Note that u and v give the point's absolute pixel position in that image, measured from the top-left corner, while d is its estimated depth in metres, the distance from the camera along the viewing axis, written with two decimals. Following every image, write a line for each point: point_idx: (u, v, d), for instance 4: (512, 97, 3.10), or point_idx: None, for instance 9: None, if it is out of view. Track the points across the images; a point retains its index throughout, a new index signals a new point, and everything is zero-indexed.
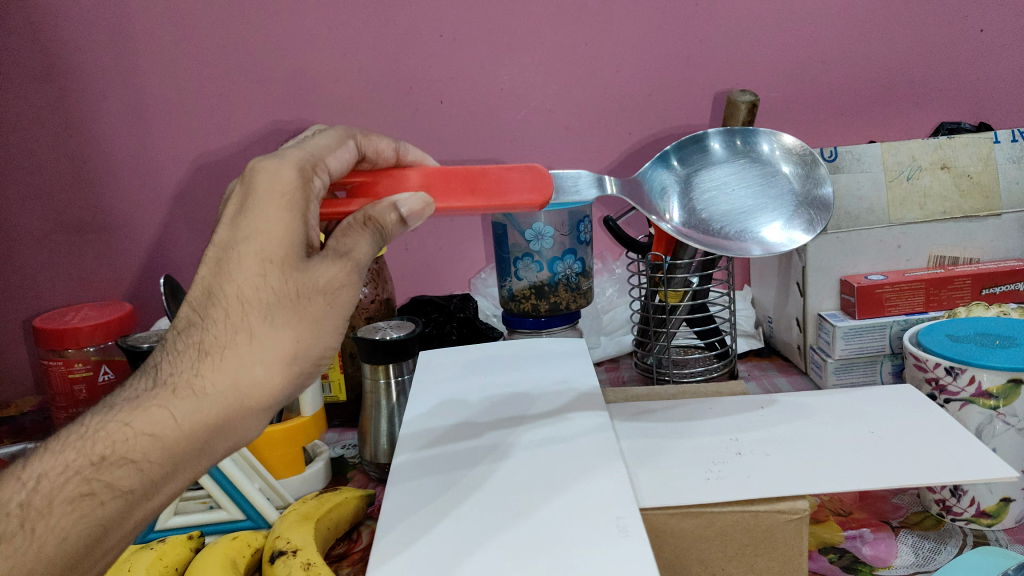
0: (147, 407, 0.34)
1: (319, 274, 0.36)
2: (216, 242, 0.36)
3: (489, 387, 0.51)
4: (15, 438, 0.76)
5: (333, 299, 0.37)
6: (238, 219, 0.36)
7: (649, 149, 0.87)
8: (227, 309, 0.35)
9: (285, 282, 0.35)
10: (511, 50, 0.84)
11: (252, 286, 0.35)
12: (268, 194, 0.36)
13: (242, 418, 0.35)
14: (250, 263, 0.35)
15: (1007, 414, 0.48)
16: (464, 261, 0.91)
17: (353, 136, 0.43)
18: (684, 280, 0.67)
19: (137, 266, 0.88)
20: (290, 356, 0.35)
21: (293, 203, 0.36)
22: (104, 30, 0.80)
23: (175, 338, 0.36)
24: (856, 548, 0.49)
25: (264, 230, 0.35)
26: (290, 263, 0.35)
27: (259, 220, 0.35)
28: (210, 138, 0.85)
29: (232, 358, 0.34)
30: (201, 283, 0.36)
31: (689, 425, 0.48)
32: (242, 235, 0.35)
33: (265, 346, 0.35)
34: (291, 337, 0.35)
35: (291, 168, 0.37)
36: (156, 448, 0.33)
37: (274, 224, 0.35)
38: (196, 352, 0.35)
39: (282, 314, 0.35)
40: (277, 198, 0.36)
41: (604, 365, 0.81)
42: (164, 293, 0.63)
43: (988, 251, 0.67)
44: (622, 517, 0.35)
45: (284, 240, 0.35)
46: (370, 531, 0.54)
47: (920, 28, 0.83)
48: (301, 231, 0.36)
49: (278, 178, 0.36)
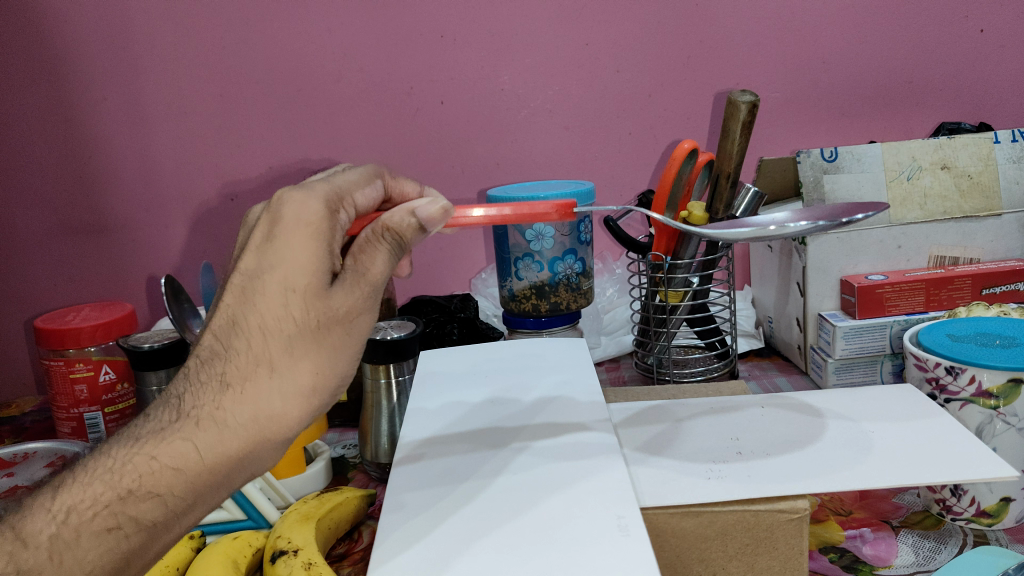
0: (169, 440, 0.33)
1: (340, 302, 0.35)
2: (242, 268, 0.36)
3: (490, 387, 0.51)
4: (16, 440, 0.76)
5: (352, 329, 0.36)
6: (265, 248, 0.35)
7: (648, 148, 0.88)
8: (249, 341, 0.34)
9: (306, 313, 0.34)
10: (511, 50, 0.84)
11: (274, 318, 0.34)
12: (293, 223, 0.35)
13: (261, 451, 0.34)
14: (273, 293, 0.34)
15: (1007, 413, 0.48)
16: (464, 261, 0.91)
17: (380, 176, 0.44)
18: (684, 280, 0.67)
19: (139, 267, 0.88)
20: (307, 389, 0.35)
21: (319, 233, 0.35)
22: (106, 32, 0.80)
23: (197, 367, 0.35)
24: (856, 547, 0.49)
25: (288, 260, 0.34)
26: (312, 292, 0.34)
27: (283, 249, 0.35)
28: (212, 139, 0.85)
29: (253, 390, 0.34)
30: (225, 311, 0.35)
31: (691, 426, 0.48)
32: (267, 264, 0.35)
33: (285, 378, 0.34)
34: (309, 370, 0.35)
35: (316, 198, 0.36)
36: (178, 483, 0.33)
37: (298, 253, 0.35)
38: (218, 383, 0.34)
39: (302, 346, 0.34)
40: (303, 228, 0.35)
41: (604, 365, 0.81)
42: (165, 294, 0.63)
43: (989, 250, 0.67)
44: (622, 516, 0.35)
45: (308, 268, 0.35)
46: (370, 531, 0.54)
47: (920, 28, 0.83)
48: (325, 258, 0.35)
49: (305, 209, 0.35)
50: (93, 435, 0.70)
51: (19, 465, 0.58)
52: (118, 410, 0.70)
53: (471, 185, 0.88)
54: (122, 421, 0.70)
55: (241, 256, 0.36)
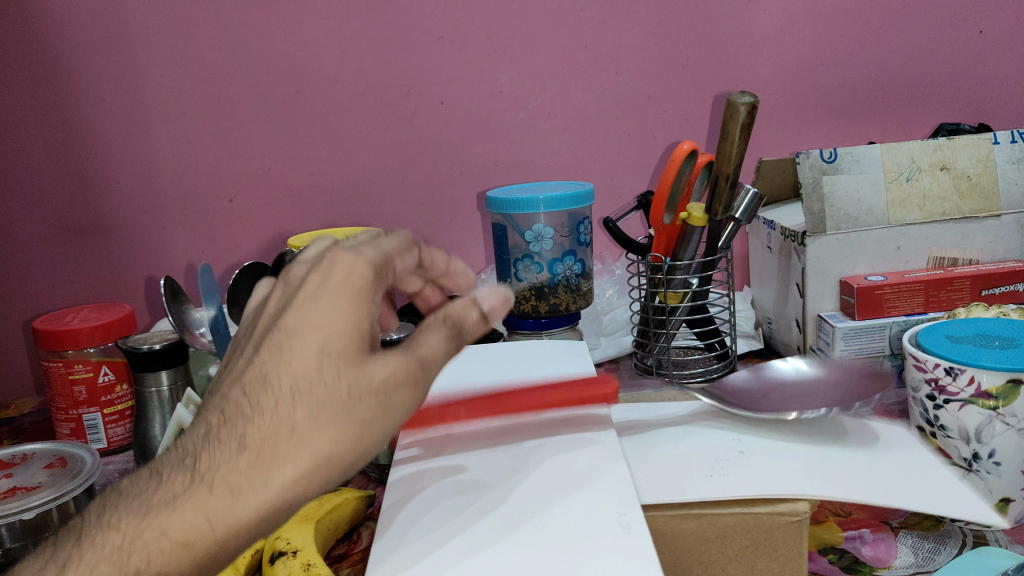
0: (182, 506, 0.33)
1: (372, 369, 0.36)
2: (280, 328, 0.37)
3: (492, 387, 0.51)
4: (15, 441, 0.76)
5: (379, 399, 0.36)
6: (306, 309, 0.36)
7: (648, 150, 0.88)
8: (278, 399, 0.34)
9: (339, 375, 0.35)
10: (511, 52, 0.84)
11: (307, 378, 0.34)
12: (339, 287, 0.37)
13: (271, 522, 0.34)
14: (310, 353, 0.35)
15: (1006, 414, 0.48)
16: (463, 262, 0.91)
17: (417, 245, 0.46)
18: (684, 280, 0.68)
19: (138, 269, 0.88)
20: (326, 457, 0.34)
21: (358, 296, 0.36)
22: (105, 34, 0.80)
23: (218, 427, 0.35)
24: (856, 548, 0.49)
25: (329, 321, 0.36)
26: (347, 355, 0.35)
27: (326, 310, 0.36)
28: (211, 141, 0.85)
29: (272, 453, 0.34)
30: (258, 368, 0.35)
31: (692, 428, 0.48)
32: (307, 325, 0.36)
33: (306, 444, 0.34)
34: (331, 436, 0.34)
35: (362, 266, 0.38)
36: (187, 554, 0.33)
37: (339, 315, 0.36)
38: (237, 445, 0.34)
39: (329, 411, 0.34)
40: (346, 291, 0.36)
41: (603, 366, 0.80)
42: (165, 295, 0.63)
43: (988, 252, 0.67)
44: (623, 514, 0.35)
45: (349, 334, 0.36)
46: (369, 532, 0.54)
47: (919, 30, 0.83)
48: (365, 323, 0.36)
49: (352, 274, 0.37)
50: (92, 436, 0.70)
51: (18, 466, 0.58)
52: (117, 412, 0.70)
53: (470, 187, 0.88)
54: (121, 422, 0.71)
55: (281, 317, 0.37)
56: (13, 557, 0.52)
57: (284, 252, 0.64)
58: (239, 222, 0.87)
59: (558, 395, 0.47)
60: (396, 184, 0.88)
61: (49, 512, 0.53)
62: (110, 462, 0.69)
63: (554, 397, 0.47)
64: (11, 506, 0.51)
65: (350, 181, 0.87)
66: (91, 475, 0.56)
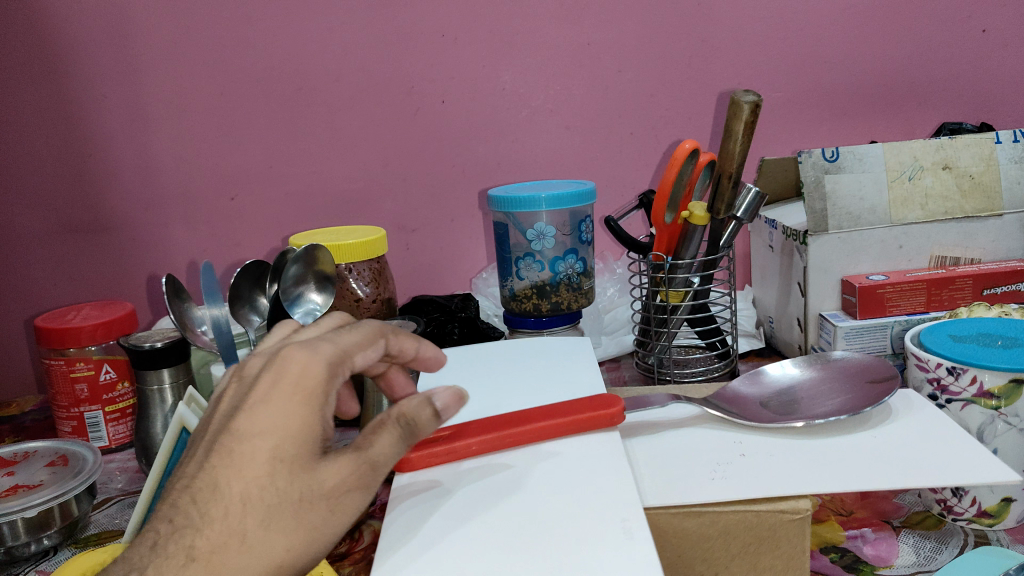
0: None
1: (325, 476, 0.34)
2: (229, 430, 0.35)
3: (493, 390, 0.50)
4: (16, 439, 0.76)
5: (332, 505, 0.34)
6: (256, 411, 0.35)
7: (649, 148, 0.88)
8: (227, 509, 0.33)
9: (288, 484, 0.33)
10: (512, 50, 0.84)
11: (257, 486, 0.33)
12: (291, 388, 0.35)
13: None
14: (261, 460, 0.34)
15: (1008, 414, 0.48)
16: (464, 261, 0.91)
17: (385, 334, 0.40)
18: (685, 280, 0.67)
19: (139, 268, 0.88)
20: (276, 566, 0.33)
21: (311, 399, 0.35)
22: (106, 31, 0.80)
23: (165, 535, 0.34)
24: (857, 547, 0.49)
25: (281, 426, 0.34)
26: (298, 463, 0.34)
27: (277, 415, 0.34)
28: (212, 139, 0.84)
29: (220, 564, 0.33)
30: (206, 474, 0.34)
31: (693, 429, 0.47)
32: (258, 430, 0.34)
33: (256, 552, 0.33)
34: (282, 545, 0.33)
35: (319, 363, 0.36)
36: None
37: (291, 420, 0.34)
38: (185, 556, 0.33)
39: (278, 519, 0.33)
40: (298, 394, 0.35)
41: (604, 365, 0.81)
42: (166, 292, 0.62)
43: (989, 251, 0.67)
44: (627, 520, 0.34)
45: (297, 440, 0.34)
46: (371, 531, 0.54)
47: (921, 28, 0.83)
48: (316, 427, 0.34)
49: (305, 373, 0.35)
50: (93, 435, 0.70)
51: (19, 464, 0.58)
52: (119, 410, 0.70)
53: (471, 185, 0.88)
54: (123, 420, 0.71)
55: (231, 416, 0.35)
56: (13, 554, 0.52)
57: (287, 250, 0.63)
58: (240, 220, 0.87)
59: (565, 412, 0.43)
60: (398, 182, 0.87)
61: (51, 510, 0.53)
62: (111, 460, 0.69)
63: (560, 418, 0.43)
64: (13, 504, 0.51)
65: (351, 179, 0.87)
66: (93, 474, 0.56)
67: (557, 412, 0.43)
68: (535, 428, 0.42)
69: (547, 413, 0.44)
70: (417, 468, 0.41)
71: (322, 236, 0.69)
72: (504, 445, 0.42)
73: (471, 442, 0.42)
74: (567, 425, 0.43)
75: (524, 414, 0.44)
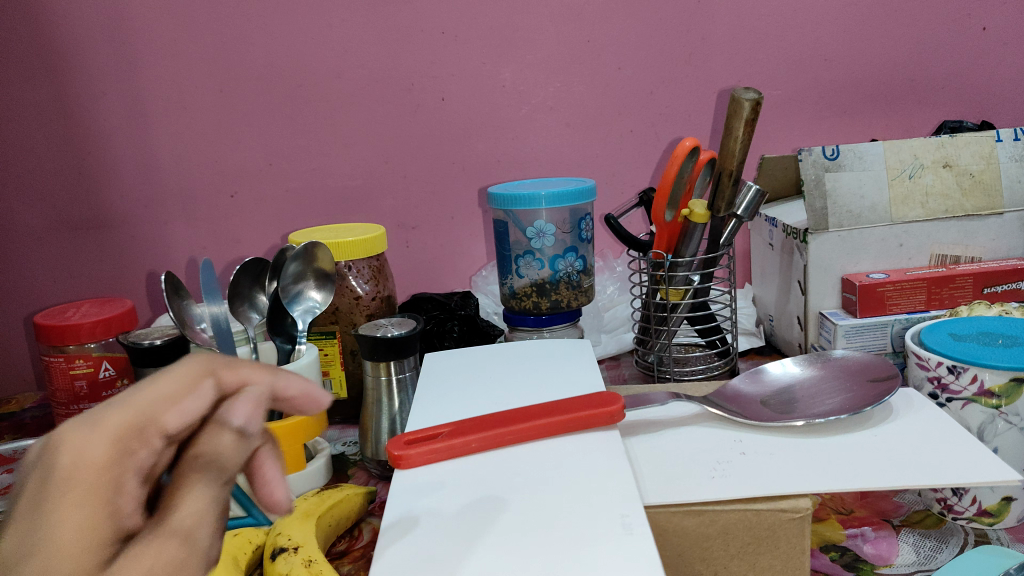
0: None
1: None
2: None
3: (492, 391, 0.50)
4: (16, 436, 0.76)
5: None
6: (19, 531, 0.22)
7: (649, 147, 0.87)
8: None
9: None
10: (513, 47, 0.84)
11: None
12: (61, 488, 0.22)
13: None
14: None
15: (1009, 413, 0.48)
16: (464, 259, 0.91)
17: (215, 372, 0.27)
18: (685, 278, 0.67)
19: (138, 265, 0.88)
20: None
21: (95, 496, 0.22)
22: (105, 28, 0.80)
23: None
24: (858, 546, 0.49)
25: (48, 550, 0.22)
26: None
27: (43, 531, 0.22)
28: (211, 136, 0.84)
29: None
30: None
31: (694, 428, 0.47)
32: (17, 561, 0.22)
33: None
34: None
35: (104, 441, 0.23)
36: None
37: (62, 539, 0.22)
38: None
39: None
40: (72, 493, 0.22)
41: (604, 363, 0.81)
42: (165, 290, 0.62)
43: (990, 250, 0.67)
44: (627, 515, 0.35)
45: (72, 557, 0.22)
46: (370, 529, 0.54)
47: (922, 26, 0.83)
48: (108, 535, 0.23)
49: (82, 459, 0.23)
50: None
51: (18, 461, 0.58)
52: None
53: (471, 183, 0.88)
54: None
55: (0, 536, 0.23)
56: None
57: (285, 248, 0.63)
58: (240, 217, 0.87)
59: (564, 410, 0.43)
60: (398, 179, 0.87)
61: None
62: None
63: (562, 414, 0.43)
64: None
65: (350, 176, 0.87)
66: None
67: (558, 410, 0.43)
68: (535, 426, 0.42)
69: (547, 411, 0.44)
70: (416, 465, 0.41)
71: (321, 233, 0.69)
72: (504, 442, 0.42)
73: (471, 439, 0.41)
74: (566, 422, 0.43)
75: (524, 412, 0.44)
